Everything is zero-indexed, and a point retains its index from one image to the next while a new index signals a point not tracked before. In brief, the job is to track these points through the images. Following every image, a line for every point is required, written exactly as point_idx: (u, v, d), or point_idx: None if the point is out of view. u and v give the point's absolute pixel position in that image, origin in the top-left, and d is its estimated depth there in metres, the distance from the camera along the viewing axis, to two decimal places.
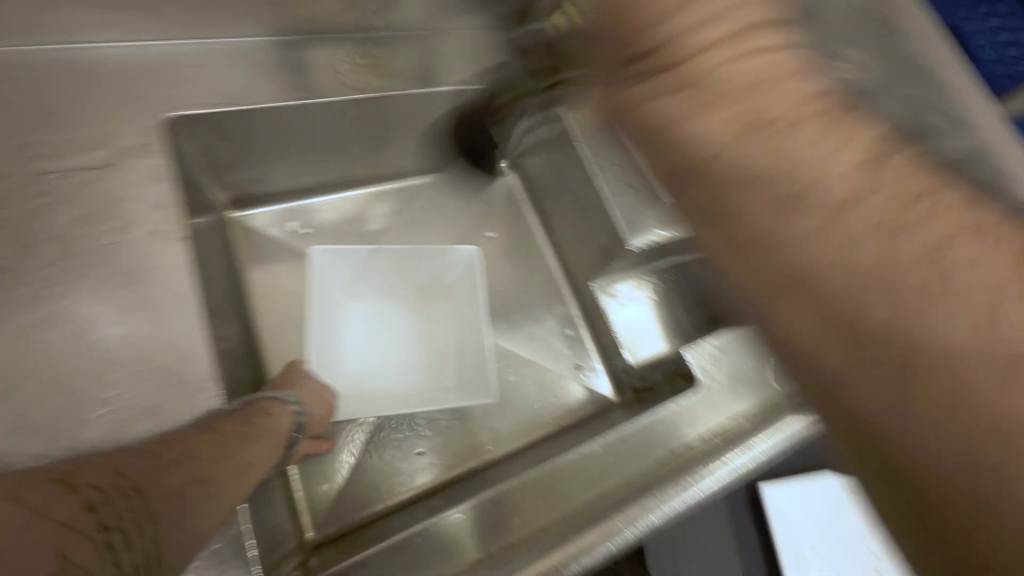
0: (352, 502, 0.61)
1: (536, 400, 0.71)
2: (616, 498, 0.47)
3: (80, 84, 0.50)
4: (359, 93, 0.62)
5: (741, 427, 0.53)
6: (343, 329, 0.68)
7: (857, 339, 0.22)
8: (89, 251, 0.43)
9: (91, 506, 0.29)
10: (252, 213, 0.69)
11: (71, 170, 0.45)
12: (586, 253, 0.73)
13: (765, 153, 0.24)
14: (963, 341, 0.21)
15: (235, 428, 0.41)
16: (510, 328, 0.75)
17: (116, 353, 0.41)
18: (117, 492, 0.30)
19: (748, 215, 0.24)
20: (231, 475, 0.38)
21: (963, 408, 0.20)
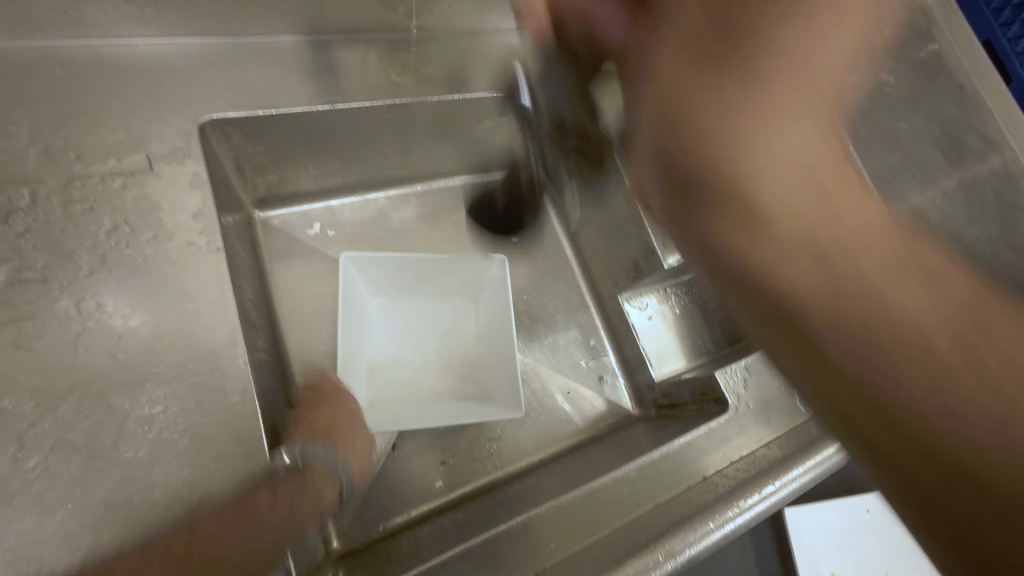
0: (378, 509, 0.59)
1: (562, 410, 0.69)
2: (657, 524, 0.46)
3: (116, 82, 0.48)
4: (393, 96, 0.60)
5: (774, 452, 0.53)
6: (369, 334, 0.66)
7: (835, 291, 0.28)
8: (127, 259, 0.42)
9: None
10: (278, 213, 0.68)
11: (106, 174, 0.44)
12: (614, 266, 0.73)
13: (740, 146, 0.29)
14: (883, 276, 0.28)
15: (283, 503, 0.42)
16: (536, 336, 0.73)
17: (157, 368, 0.40)
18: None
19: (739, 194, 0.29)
20: (260, 557, 0.39)
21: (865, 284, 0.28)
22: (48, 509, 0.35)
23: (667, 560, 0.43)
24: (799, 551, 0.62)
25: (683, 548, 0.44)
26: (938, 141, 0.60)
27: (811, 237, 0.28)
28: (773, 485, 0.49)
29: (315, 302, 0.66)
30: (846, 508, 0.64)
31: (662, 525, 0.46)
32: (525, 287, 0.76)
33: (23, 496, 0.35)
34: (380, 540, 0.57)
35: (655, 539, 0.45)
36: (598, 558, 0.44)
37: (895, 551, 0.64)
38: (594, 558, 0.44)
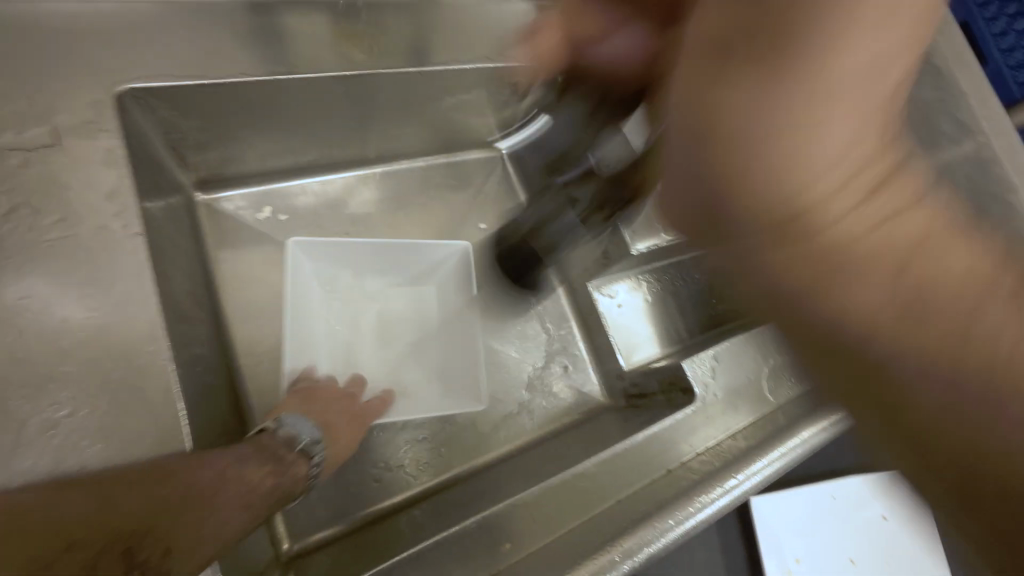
0: (333, 507, 0.56)
1: (529, 401, 0.67)
2: (616, 522, 0.45)
3: (17, 45, 0.43)
4: (343, 68, 0.55)
5: (741, 444, 0.52)
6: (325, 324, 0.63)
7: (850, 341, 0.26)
8: (29, 245, 0.37)
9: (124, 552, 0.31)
10: (224, 196, 0.63)
11: (4, 149, 0.39)
12: (584, 253, 0.70)
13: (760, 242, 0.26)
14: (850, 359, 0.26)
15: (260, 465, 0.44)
16: (503, 325, 0.70)
17: (63, 367, 0.36)
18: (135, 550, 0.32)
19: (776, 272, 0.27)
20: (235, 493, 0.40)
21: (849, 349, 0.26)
22: None
23: (626, 561, 0.41)
24: (763, 540, 0.62)
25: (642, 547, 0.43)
26: (911, 125, 0.58)
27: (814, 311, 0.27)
28: (738, 478, 0.48)
29: (265, 291, 0.62)
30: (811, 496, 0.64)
31: (622, 524, 0.44)
32: (492, 275, 0.72)
33: None
34: (335, 540, 0.54)
35: (614, 537, 0.43)
36: (555, 559, 0.42)
37: (859, 537, 0.64)
38: (551, 559, 0.42)
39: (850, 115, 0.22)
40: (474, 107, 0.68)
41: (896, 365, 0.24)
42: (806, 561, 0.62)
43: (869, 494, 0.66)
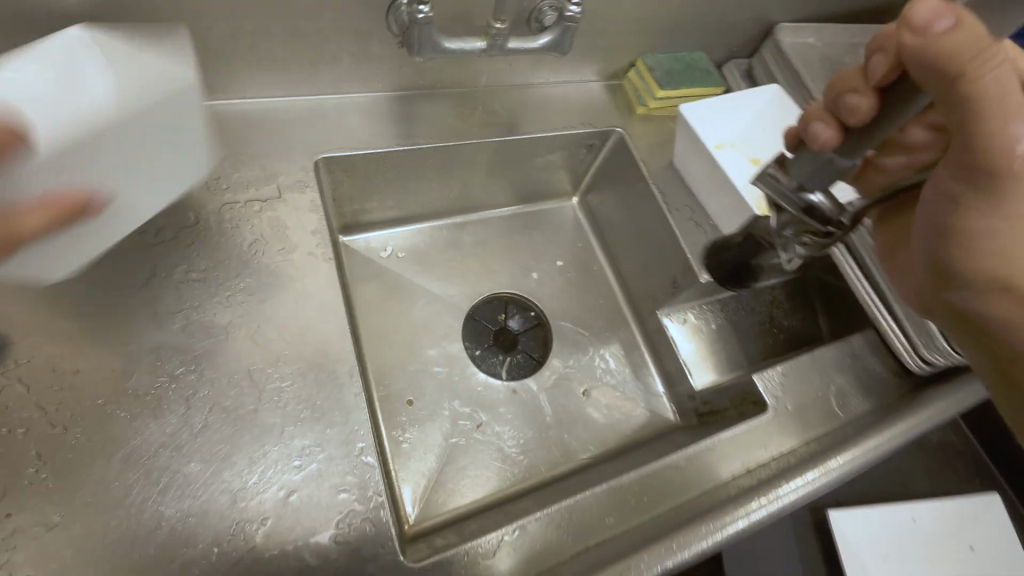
0: (440, 500, 0.65)
1: (606, 417, 0.75)
2: (709, 504, 0.52)
3: (252, 130, 0.60)
4: (464, 138, 0.72)
5: (813, 447, 0.59)
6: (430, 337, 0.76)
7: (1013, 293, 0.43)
8: (262, 266, 0.52)
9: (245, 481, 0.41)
10: (359, 238, 0.79)
11: (249, 200, 0.55)
12: (653, 285, 0.80)
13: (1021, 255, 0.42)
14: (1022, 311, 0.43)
15: None
16: (581, 349, 0.80)
17: (284, 352, 0.48)
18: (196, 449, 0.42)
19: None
20: None
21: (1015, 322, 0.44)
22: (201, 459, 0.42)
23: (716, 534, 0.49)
24: (847, 560, 0.61)
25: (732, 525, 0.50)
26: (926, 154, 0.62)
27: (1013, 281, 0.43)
28: (815, 473, 0.55)
29: (389, 314, 0.75)
30: (890, 512, 0.65)
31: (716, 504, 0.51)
32: (569, 305, 0.83)
33: (182, 451, 0.42)
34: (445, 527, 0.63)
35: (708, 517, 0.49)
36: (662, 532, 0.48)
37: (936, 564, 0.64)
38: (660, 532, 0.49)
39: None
40: (556, 165, 0.83)
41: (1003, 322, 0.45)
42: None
43: (942, 520, 0.67)
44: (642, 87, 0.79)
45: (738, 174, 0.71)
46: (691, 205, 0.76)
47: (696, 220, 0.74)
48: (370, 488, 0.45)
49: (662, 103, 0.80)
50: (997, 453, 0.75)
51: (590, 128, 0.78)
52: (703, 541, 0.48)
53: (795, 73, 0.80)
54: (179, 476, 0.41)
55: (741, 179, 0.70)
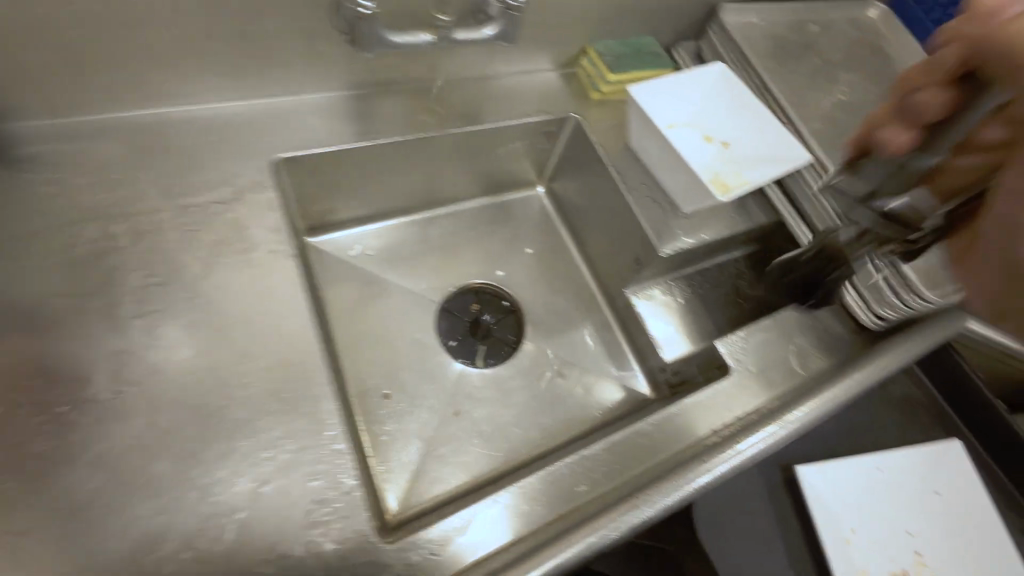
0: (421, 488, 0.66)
1: (582, 396, 0.77)
2: (673, 465, 0.54)
3: (205, 134, 0.61)
4: (422, 132, 0.73)
5: (774, 404, 0.61)
6: (403, 331, 0.76)
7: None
8: (220, 266, 0.52)
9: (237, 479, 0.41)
10: (326, 239, 0.79)
11: (207, 203, 0.55)
12: (620, 265, 0.81)
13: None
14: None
15: None
16: (554, 332, 0.81)
17: (250, 348, 0.49)
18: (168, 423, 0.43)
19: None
20: None
21: None
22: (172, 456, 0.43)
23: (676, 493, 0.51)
24: (816, 506, 0.64)
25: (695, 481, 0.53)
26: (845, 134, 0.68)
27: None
28: (774, 427, 0.58)
29: (361, 312, 0.76)
30: (858, 464, 0.68)
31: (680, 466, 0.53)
32: (541, 292, 0.84)
33: (152, 449, 0.43)
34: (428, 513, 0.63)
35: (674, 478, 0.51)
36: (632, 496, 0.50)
37: (905, 508, 0.67)
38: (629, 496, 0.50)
39: None
40: (517, 155, 0.85)
41: None
42: (855, 536, 0.64)
43: (911, 466, 0.70)
44: (595, 73, 0.82)
45: (691, 150, 0.74)
46: (649, 184, 0.78)
47: (655, 197, 0.77)
48: (341, 476, 0.45)
49: (616, 87, 0.82)
50: (957, 400, 0.78)
51: (547, 115, 0.80)
52: (668, 498, 0.51)
53: (740, 51, 0.83)
54: (152, 476, 0.42)
55: (693, 154, 0.73)
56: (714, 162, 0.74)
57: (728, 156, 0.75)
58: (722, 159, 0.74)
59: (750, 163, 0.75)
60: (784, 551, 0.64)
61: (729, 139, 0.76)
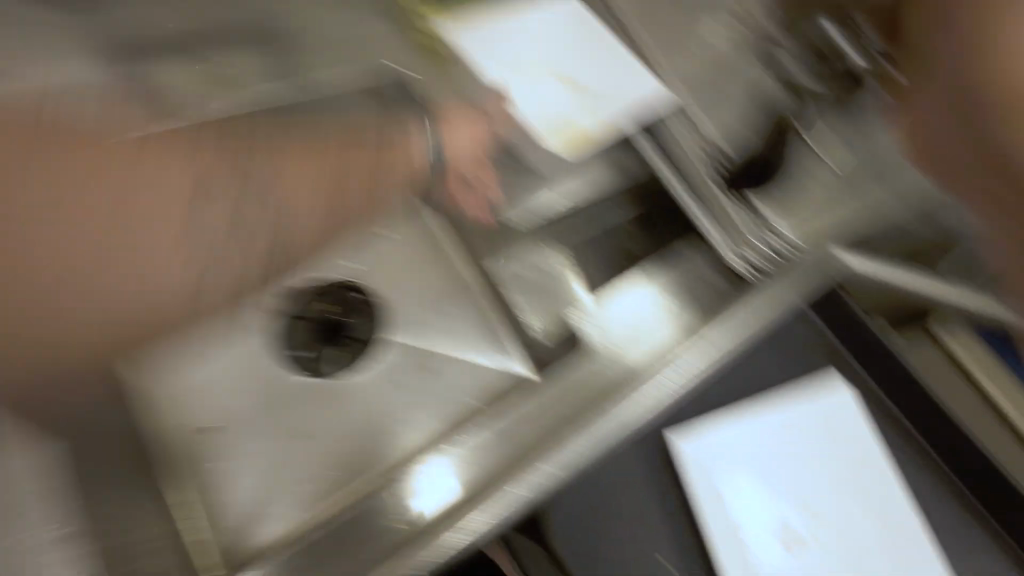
0: (255, 524, 0.60)
1: (451, 392, 0.66)
2: (488, 477, 0.57)
3: None
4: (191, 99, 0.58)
5: (607, 391, 0.61)
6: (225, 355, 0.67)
7: None
8: None
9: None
10: None
11: None
12: (482, 237, 0.72)
13: None
14: None
15: None
16: (416, 322, 0.70)
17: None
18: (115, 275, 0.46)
19: None
20: None
21: None
22: None
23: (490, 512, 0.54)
24: (692, 491, 0.59)
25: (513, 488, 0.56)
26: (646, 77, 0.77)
27: None
28: (601, 426, 0.58)
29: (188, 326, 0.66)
30: (733, 433, 0.62)
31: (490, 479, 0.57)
32: (401, 279, 0.73)
33: None
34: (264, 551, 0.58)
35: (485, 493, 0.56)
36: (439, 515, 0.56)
37: (800, 481, 0.61)
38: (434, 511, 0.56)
39: None
40: (351, 115, 0.70)
41: None
42: (746, 525, 0.59)
43: (802, 431, 0.63)
44: None
45: (531, 97, 0.77)
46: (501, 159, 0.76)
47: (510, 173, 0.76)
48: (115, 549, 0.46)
49: None
50: (867, 343, 0.66)
51: None
52: (478, 518, 0.54)
53: None
54: None
55: (526, 98, 0.76)
56: (552, 104, 0.76)
57: (570, 96, 0.77)
58: (564, 105, 0.76)
59: (590, 115, 0.76)
60: (662, 540, 0.58)
61: (593, 88, 0.78)
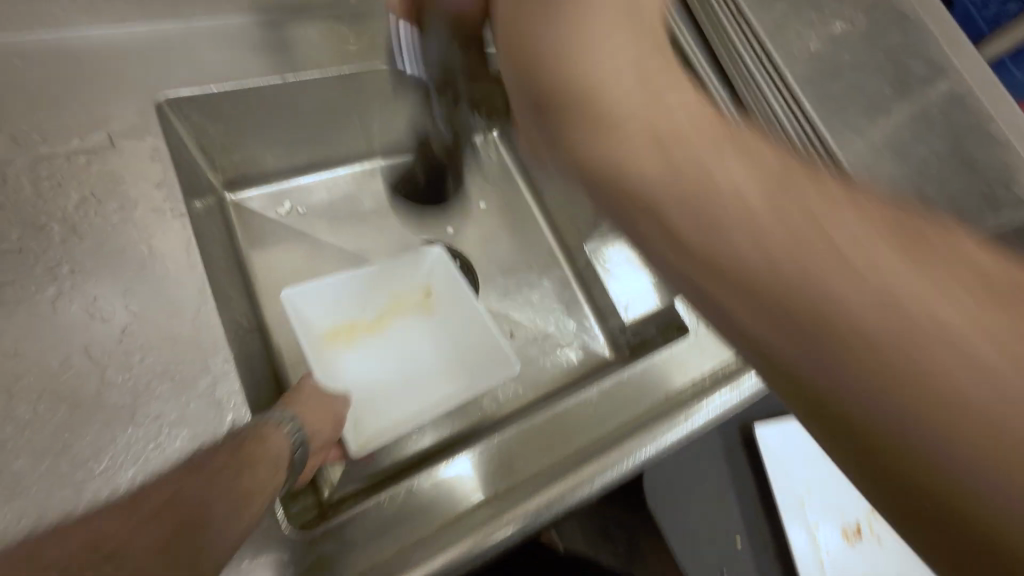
0: (369, 459, 0.60)
1: (539, 361, 0.72)
2: (601, 443, 0.48)
3: (75, 67, 0.50)
4: (345, 66, 0.62)
5: (733, 367, 0.54)
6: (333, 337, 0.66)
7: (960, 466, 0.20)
8: (98, 229, 0.44)
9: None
10: (250, 195, 0.70)
11: (72, 153, 0.46)
12: (578, 218, 0.75)
13: (875, 374, 0.21)
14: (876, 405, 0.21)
15: None
16: (507, 295, 0.76)
17: (133, 324, 0.42)
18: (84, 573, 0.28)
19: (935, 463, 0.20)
20: None
21: (948, 434, 0.20)
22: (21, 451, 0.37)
23: (602, 474, 0.45)
24: (776, 478, 0.63)
25: (634, 455, 0.47)
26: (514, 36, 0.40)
27: (901, 432, 0.20)
28: (728, 393, 0.51)
29: (302, 276, 0.70)
30: None
31: (599, 446, 0.48)
32: (494, 251, 0.78)
33: (25, 441, 0.37)
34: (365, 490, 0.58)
35: (604, 451, 0.47)
36: (552, 474, 0.46)
37: None
38: (559, 468, 0.47)
39: (884, 263, 0.21)
40: None
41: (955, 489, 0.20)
42: (816, 487, 0.64)
43: None
44: None
45: (359, 315, 0.67)
46: None
47: None
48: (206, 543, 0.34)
49: None
50: None
51: None
52: (601, 474, 0.45)
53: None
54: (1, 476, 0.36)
55: (359, 356, 0.66)
56: (413, 354, 0.68)
57: (424, 359, 0.68)
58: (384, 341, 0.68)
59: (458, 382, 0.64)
60: (740, 514, 0.63)
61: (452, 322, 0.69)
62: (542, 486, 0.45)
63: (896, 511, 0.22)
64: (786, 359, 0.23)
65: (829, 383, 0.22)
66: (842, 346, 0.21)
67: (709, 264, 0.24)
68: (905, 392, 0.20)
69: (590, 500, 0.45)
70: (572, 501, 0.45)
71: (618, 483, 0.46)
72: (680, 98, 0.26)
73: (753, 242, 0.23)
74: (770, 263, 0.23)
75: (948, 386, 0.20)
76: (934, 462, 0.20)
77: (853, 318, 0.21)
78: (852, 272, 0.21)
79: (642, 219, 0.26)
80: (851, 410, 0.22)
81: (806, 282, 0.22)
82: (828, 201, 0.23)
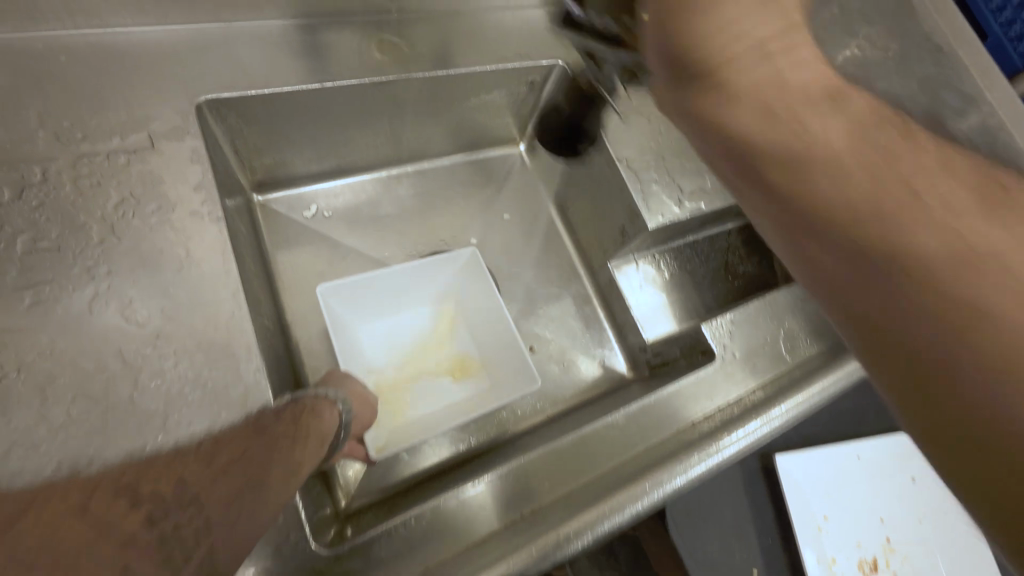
0: (387, 469, 0.60)
1: (558, 376, 0.72)
2: (630, 473, 0.47)
3: (116, 65, 0.50)
4: (381, 75, 0.62)
5: (759, 396, 0.56)
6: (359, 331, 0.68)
7: (941, 320, 0.27)
8: (136, 230, 0.44)
9: (151, 519, 0.29)
10: (276, 196, 0.70)
11: (111, 153, 0.46)
12: (603, 234, 0.75)
13: (957, 298, 0.27)
14: (968, 290, 0.27)
15: None
16: (527, 307, 0.75)
17: (167, 328, 0.42)
18: (178, 505, 0.31)
19: (964, 384, 0.26)
20: None
21: (981, 336, 0.26)
22: (53, 454, 0.36)
23: (640, 501, 0.45)
24: (794, 508, 0.62)
25: (667, 484, 0.46)
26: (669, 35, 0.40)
27: (943, 314, 0.27)
28: (757, 423, 0.52)
29: (324, 280, 0.69)
30: (840, 458, 0.65)
31: (632, 474, 0.47)
32: (515, 262, 0.78)
33: (56, 445, 0.37)
34: (382, 502, 0.57)
35: (641, 476, 0.47)
36: (583, 500, 0.45)
37: (887, 497, 0.66)
38: (590, 492, 0.46)
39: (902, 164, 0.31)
40: (494, 106, 0.74)
41: (959, 376, 0.26)
42: (835, 518, 0.63)
43: (899, 458, 0.67)
44: None
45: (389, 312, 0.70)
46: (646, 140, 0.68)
47: (651, 160, 0.67)
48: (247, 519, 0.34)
49: None
50: None
51: (529, 61, 0.69)
52: (636, 502, 0.45)
53: None
54: (32, 480, 0.36)
55: (378, 356, 0.68)
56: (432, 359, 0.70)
57: (442, 369, 0.70)
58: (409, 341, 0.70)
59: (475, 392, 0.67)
60: (757, 543, 0.63)
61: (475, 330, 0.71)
62: (574, 513, 0.44)
63: (934, 430, 0.27)
64: (866, 226, 0.30)
65: (896, 243, 0.29)
66: (880, 258, 0.29)
67: (843, 223, 0.30)
68: (949, 306, 0.27)
69: (624, 528, 0.44)
70: (608, 528, 0.43)
71: (654, 510, 0.45)
72: (773, 46, 0.33)
73: (824, 176, 0.31)
74: (851, 194, 0.30)
75: (958, 293, 0.27)
76: (960, 336, 0.27)
77: (905, 240, 0.29)
78: (899, 178, 0.31)
79: (743, 112, 0.33)
80: (927, 292, 0.28)
81: (888, 166, 0.31)
82: (906, 154, 0.32)
